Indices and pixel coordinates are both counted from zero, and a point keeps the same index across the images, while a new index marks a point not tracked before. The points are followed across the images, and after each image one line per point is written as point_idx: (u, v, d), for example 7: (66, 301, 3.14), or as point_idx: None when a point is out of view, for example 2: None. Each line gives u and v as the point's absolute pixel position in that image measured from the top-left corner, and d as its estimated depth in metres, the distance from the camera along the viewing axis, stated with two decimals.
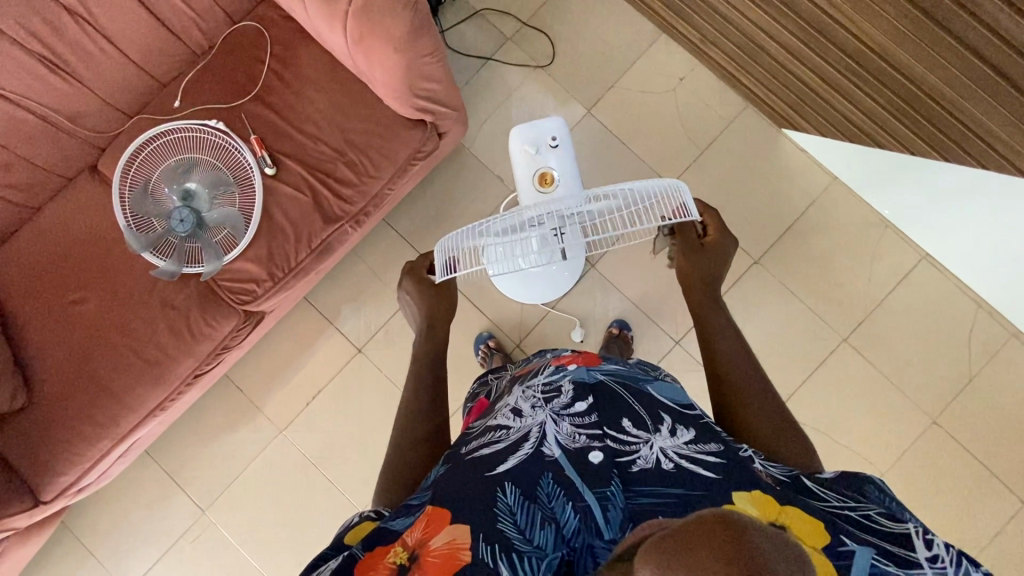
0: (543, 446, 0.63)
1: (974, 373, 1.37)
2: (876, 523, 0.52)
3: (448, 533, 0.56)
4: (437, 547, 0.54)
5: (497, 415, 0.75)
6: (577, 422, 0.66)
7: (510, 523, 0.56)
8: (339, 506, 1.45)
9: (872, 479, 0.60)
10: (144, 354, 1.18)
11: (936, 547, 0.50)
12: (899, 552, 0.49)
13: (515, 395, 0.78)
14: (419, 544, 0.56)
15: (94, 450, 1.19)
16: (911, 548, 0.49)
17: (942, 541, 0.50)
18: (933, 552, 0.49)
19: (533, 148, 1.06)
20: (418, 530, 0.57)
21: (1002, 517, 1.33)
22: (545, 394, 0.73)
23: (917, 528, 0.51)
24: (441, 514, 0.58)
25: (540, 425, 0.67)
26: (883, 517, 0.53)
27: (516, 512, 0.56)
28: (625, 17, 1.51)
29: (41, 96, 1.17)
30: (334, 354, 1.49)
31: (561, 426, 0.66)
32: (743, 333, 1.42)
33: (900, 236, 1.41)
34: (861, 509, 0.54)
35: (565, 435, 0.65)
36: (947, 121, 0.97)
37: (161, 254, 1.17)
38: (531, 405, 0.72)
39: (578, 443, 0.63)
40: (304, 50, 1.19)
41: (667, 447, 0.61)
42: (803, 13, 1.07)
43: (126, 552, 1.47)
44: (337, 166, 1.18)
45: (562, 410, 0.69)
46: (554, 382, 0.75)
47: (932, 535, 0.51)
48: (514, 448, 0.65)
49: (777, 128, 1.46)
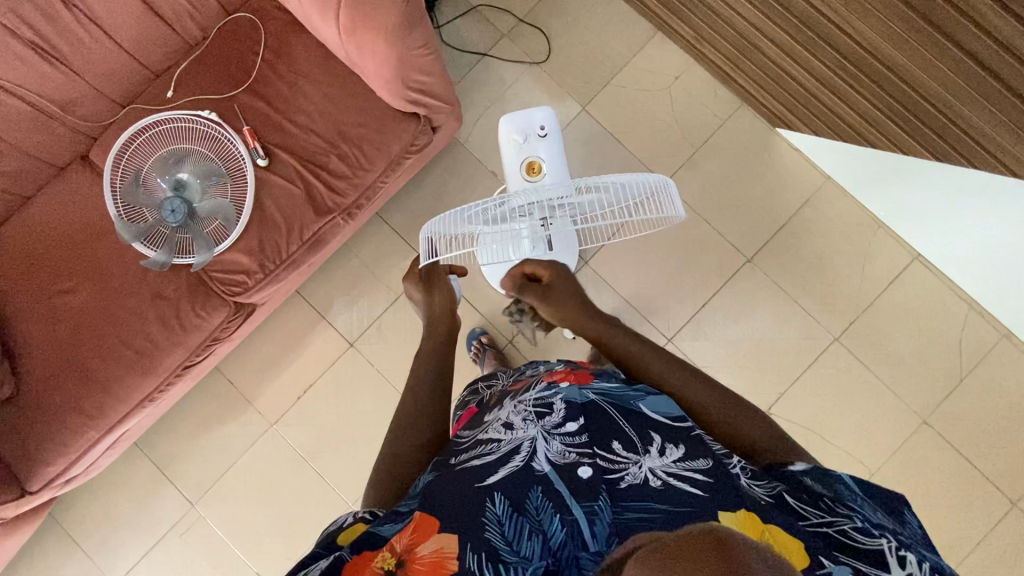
0: (534, 461, 0.63)
1: (965, 373, 1.37)
2: (853, 540, 0.53)
3: (436, 540, 0.56)
4: (425, 555, 0.54)
5: (488, 429, 0.74)
6: (568, 440, 0.66)
7: (497, 533, 0.56)
8: (328, 501, 1.44)
9: (844, 479, 0.59)
10: (133, 344, 1.18)
11: (909, 565, 0.50)
12: (874, 572, 0.50)
13: (506, 409, 0.78)
14: (407, 550, 0.55)
15: (82, 441, 1.18)
16: (886, 567, 0.50)
17: (917, 558, 0.51)
18: (907, 571, 0.50)
19: (521, 137, 1.06)
20: (406, 536, 0.57)
21: (991, 520, 1.33)
22: (537, 409, 0.72)
23: (891, 544, 0.52)
24: (429, 521, 0.58)
25: (531, 439, 0.67)
26: (858, 533, 0.53)
27: (504, 522, 0.56)
28: (621, 15, 1.51)
29: (34, 84, 1.16)
30: (326, 349, 1.49)
31: (552, 444, 0.65)
32: (735, 332, 1.42)
33: (891, 237, 1.41)
34: (836, 524, 0.54)
35: (555, 452, 0.64)
36: (941, 121, 0.97)
37: (151, 245, 1.17)
38: (523, 419, 0.72)
39: (568, 459, 0.63)
40: (298, 42, 1.19)
41: (656, 467, 0.60)
42: (798, 12, 1.07)
43: (114, 546, 1.46)
44: (330, 158, 1.18)
45: (553, 429, 0.68)
46: (546, 397, 0.75)
47: (905, 552, 0.52)
48: (505, 460, 0.64)
49: (771, 128, 1.46)
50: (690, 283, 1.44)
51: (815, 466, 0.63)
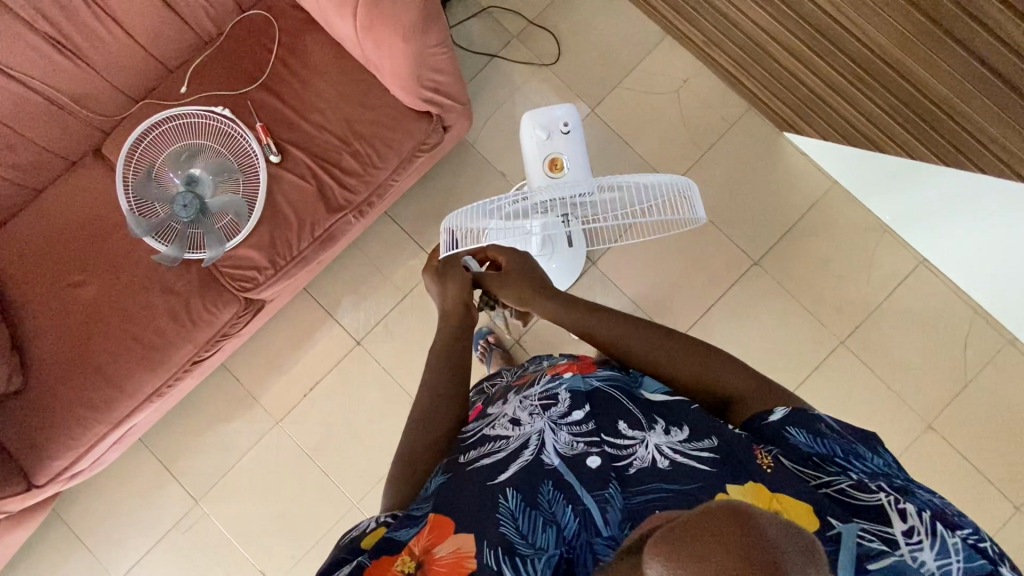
0: (543, 455, 0.64)
1: (969, 378, 1.38)
2: (852, 498, 0.53)
3: (452, 540, 0.56)
4: (444, 556, 0.55)
5: (496, 425, 0.75)
6: (575, 430, 0.66)
7: (512, 528, 0.56)
8: (332, 499, 1.44)
9: (823, 419, 0.61)
10: (143, 339, 1.18)
11: (910, 517, 0.50)
12: (878, 528, 0.50)
13: (512, 404, 0.78)
14: (425, 552, 0.56)
15: (89, 434, 1.18)
16: (887, 522, 0.50)
17: (915, 506, 0.51)
18: (908, 524, 0.50)
19: (544, 132, 1.07)
20: (424, 537, 0.58)
21: (994, 524, 1.34)
22: (542, 402, 0.73)
23: (890, 498, 0.52)
24: (444, 520, 0.59)
25: (539, 433, 0.67)
26: (856, 490, 0.53)
27: (518, 517, 0.57)
28: (631, 17, 1.52)
29: (49, 78, 1.17)
30: (333, 346, 1.49)
31: (560, 435, 0.66)
32: (740, 335, 1.43)
33: (897, 241, 1.42)
34: (834, 483, 0.54)
35: (564, 443, 0.65)
36: (948, 125, 0.98)
37: (163, 239, 1.17)
38: (529, 413, 0.72)
39: (576, 450, 0.63)
40: (312, 40, 1.20)
41: (662, 445, 0.61)
42: (808, 16, 1.08)
43: (116, 541, 1.46)
44: (342, 155, 1.18)
45: (560, 419, 0.68)
46: (551, 390, 0.75)
47: (905, 503, 0.51)
48: (515, 455, 0.65)
49: (779, 132, 1.47)
50: (697, 286, 1.45)
51: (798, 411, 0.62)
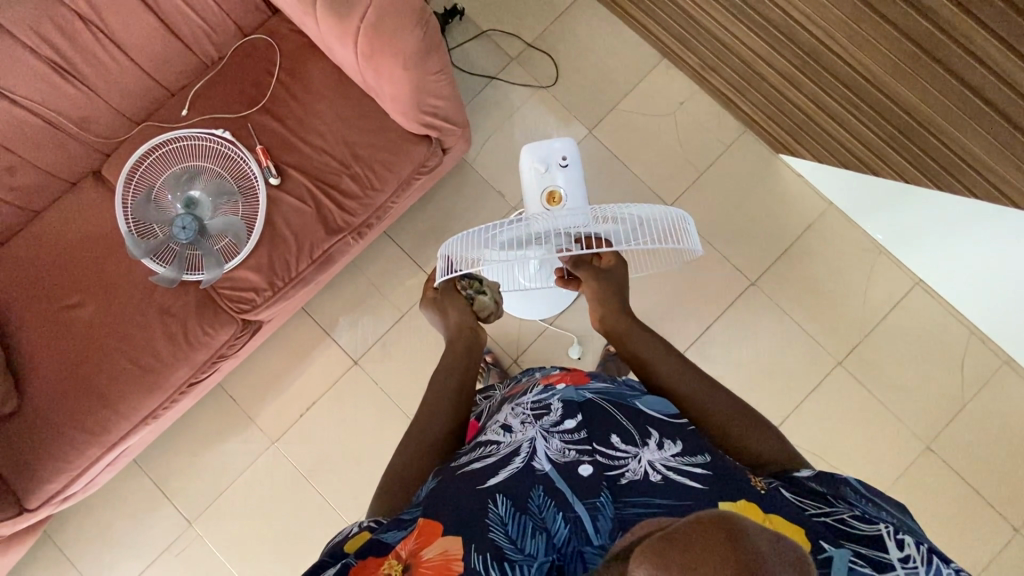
0: (534, 460, 0.63)
1: (967, 399, 1.38)
2: (850, 526, 0.53)
3: (440, 543, 0.54)
4: (430, 558, 0.53)
5: (486, 432, 0.75)
6: (567, 438, 0.66)
7: (501, 534, 0.55)
8: (329, 521, 1.42)
9: (848, 482, 0.59)
10: (140, 362, 1.17)
11: (907, 547, 0.50)
12: (874, 554, 0.50)
13: (505, 412, 0.78)
14: (412, 555, 0.54)
15: (82, 458, 1.17)
16: (884, 549, 0.50)
17: (913, 540, 0.51)
18: (905, 552, 0.50)
19: (542, 166, 1.08)
20: (411, 541, 0.55)
21: (996, 545, 1.33)
22: (535, 410, 0.73)
23: (888, 529, 0.52)
24: (433, 525, 0.56)
25: (530, 441, 0.67)
26: (857, 520, 0.53)
27: (508, 522, 0.56)
28: (628, 41, 1.54)
29: (51, 102, 1.18)
30: (331, 365, 1.48)
31: (551, 443, 0.66)
32: (738, 354, 1.43)
33: (893, 262, 1.43)
34: (835, 513, 0.54)
35: (555, 450, 0.65)
36: (939, 149, 1.00)
37: (161, 261, 1.17)
38: (521, 421, 0.72)
39: (568, 457, 0.63)
40: (313, 64, 1.21)
41: (655, 460, 0.61)
42: (801, 44, 1.10)
43: (109, 564, 1.44)
44: (342, 178, 1.19)
45: (552, 428, 0.68)
46: (543, 400, 0.75)
47: (903, 535, 0.52)
48: (505, 463, 0.64)
49: (775, 153, 1.48)
50: (696, 305, 1.45)
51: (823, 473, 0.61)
